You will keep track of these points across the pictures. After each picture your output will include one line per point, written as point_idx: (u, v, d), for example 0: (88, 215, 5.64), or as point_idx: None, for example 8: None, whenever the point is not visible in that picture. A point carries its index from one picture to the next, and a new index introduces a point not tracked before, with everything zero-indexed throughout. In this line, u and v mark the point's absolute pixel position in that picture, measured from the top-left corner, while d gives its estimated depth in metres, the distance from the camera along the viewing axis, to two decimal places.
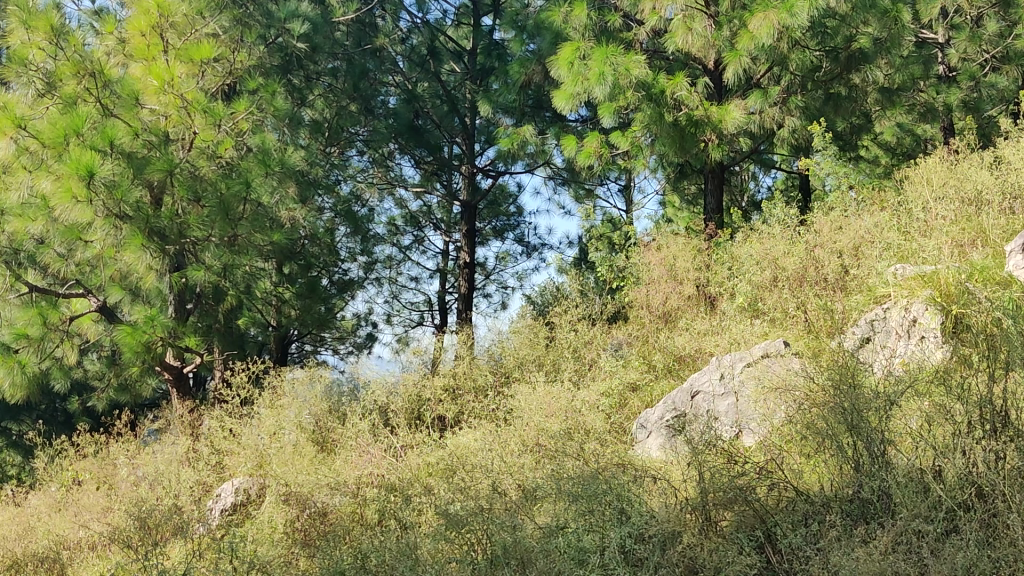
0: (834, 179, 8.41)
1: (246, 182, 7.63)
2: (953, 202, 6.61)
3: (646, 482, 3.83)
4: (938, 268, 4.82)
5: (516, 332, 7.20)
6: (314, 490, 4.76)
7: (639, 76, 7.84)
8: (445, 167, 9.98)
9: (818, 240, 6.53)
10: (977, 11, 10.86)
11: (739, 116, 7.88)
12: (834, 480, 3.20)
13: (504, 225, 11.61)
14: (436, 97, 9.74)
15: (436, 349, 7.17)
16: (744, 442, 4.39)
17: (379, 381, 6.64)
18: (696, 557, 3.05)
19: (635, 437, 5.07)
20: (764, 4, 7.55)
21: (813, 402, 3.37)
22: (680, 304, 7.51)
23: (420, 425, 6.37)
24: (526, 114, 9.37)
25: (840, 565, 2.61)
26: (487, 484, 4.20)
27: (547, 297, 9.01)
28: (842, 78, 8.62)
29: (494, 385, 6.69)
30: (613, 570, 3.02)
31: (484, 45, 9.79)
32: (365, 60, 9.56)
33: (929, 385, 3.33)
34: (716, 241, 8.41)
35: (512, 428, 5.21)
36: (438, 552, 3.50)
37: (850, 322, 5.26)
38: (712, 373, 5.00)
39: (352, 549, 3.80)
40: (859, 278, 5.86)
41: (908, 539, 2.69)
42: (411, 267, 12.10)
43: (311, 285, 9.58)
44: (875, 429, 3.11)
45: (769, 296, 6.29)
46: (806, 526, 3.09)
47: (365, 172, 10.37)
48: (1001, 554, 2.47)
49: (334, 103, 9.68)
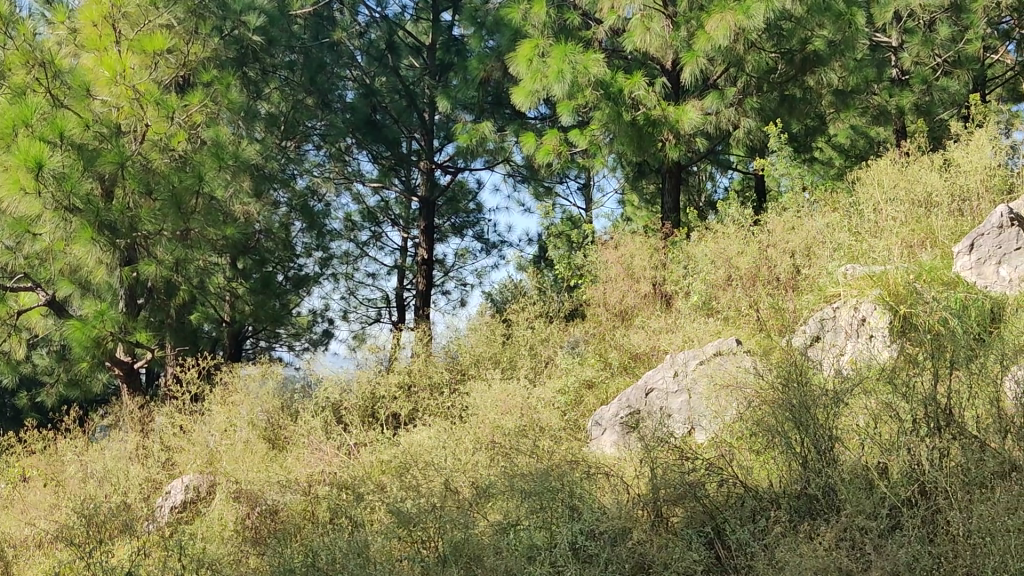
0: (788, 179, 8.51)
1: (199, 176, 7.53)
2: (902, 204, 6.74)
3: (599, 478, 3.84)
4: (886, 268, 4.90)
5: (473, 331, 7.18)
6: (265, 488, 4.70)
7: (597, 75, 7.88)
8: (403, 163, 9.89)
9: (771, 239, 6.59)
10: (930, 15, 11.03)
11: (696, 116, 7.95)
12: (783, 476, 3.24)
13: (463, 222, 11.57)
14: (393, 91, 9.63)
15: (393, 346, 7.12)
16: (696, 439, 4.40)
17: (332, 379, 6.58)
18: (646, 554, 3.05)
19: (589, 434, 5.05)
20: (720, 5, 7.63)
21: (762, 399, 3.38)
22: (636, 302, 7.56)
23: (374, 422, 6.36)
24: (484, 110, 9.36)
25: (784, 561, 2.63)
26: (439, 482, 4.18)
27: (505, 295, 8.99)
28: (797, 79, 8.73)
29: (449, 382, 6.66)
30: (563, 567, 3.02)
31: (443, 41, 9.72)
32: (322, 54, 9.52)
33: (876, 383, 3.35)
34: (673, 240, 8.44)
35: (467, 426, 5.19)
36: (388, 550, 3.49)
37: (800, 321, 5.33)
38: (666, 370, 4.98)
39: (303, 547, 3.78)
40: (810, 276, 5.93)
41: (851, 535, 2.73)
42: (367, 263, 12.02)
43: (265, 281, 9.51)
44: (822, 427, 3.14)
45: (723, 295, 6.33)
46: (754, 521, 3.12)
47: (321, 167, 10.33)
48: (941, 550, 2.51)
49: (290, 97, 9.57)
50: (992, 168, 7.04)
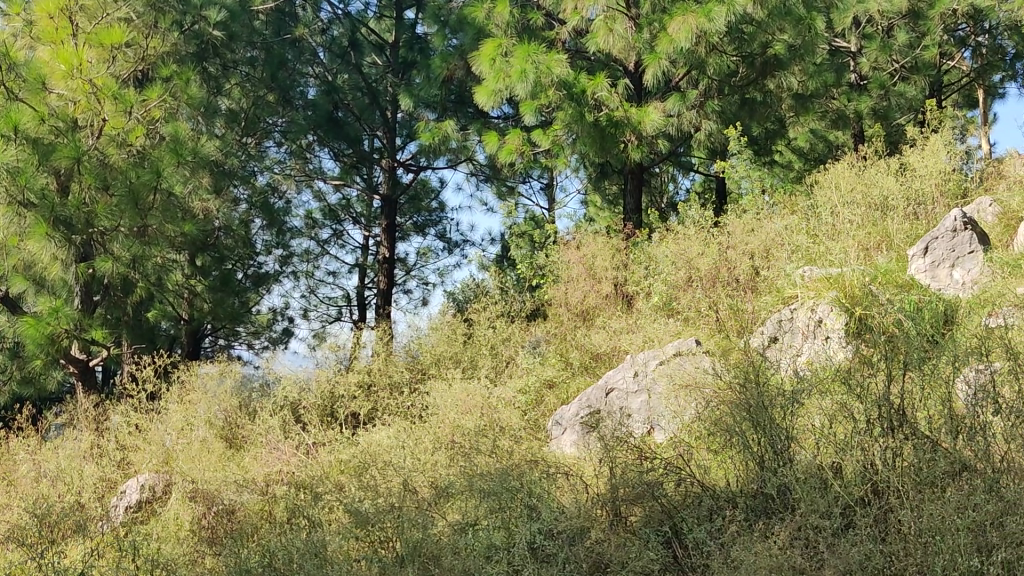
0: (748, 182, 8.59)
1: (157, 172, 7.43)
2: (859, 207, 6.84)
3: (559, 477, 3.84)
4: (843, 270, 4.96)
5: (434, 330, 7.16)
6: (221, 488, 4.65)
7: (560, 75, 7.88)
8: (365, 161, 9.84)
9: (731, 240, 6.64)
10: (888, 21, 11.19)
11: (658, 118, 7.99)
12: (739, 475, 3.27)
13: (425, 221, 11.55)
14: (356, 88, 9.57)
15: (353, 345, 7.08)
16: (655, 438, 4.41)
17: (290, 378, 6.53)
18: (603, 553, 3.06)
19: (549, 433, 5.05)
20: (683, 9, 7.69)
21: (721, 399, 3.41)
22: (597, 303, 7.59)
23: (333, 422, 6.33)
24: (447, 109, 9.35)
25: (739, 560, 2.66)
26: (398, 482, 4.16)
27: (466, 294, 8.98)
28: (757, 83, 8.86)
29: (409, 381, 6.64)
30: (521, 566, 3.03)
31: (406, 39, 9.81)
32: (283, 50, 9.35)
33: (832, 383, 3.38)
34: (635, 241, 8.48)
35: (427, 426, 5.18)
36: (345, 550, 3.47)
37: (759, 321, 5.39)
38: (627, 370, 4.99)
39: (260, 548, 3.76)
40: (768, 278, 6.00)
41: (806, 534, 2.76)
42: (328, 261, 11.95)
43: (225, 278, 9.36)
44: (779, 427, 3.18)
45: (684, 296, 6.38)
46: (711, 520, 3.15)
47: (282, 164, 10.04)
48: (893, 549, 2.56)
49: (251, 93, 9.41)
50: (946, 172, 7.17)
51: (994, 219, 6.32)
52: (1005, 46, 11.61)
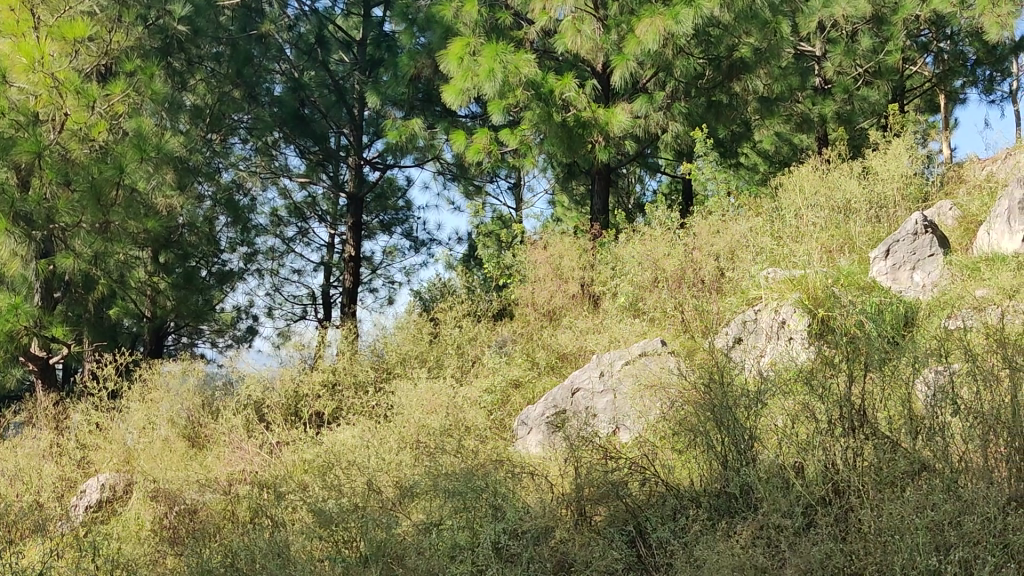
0: (714, 184, 8.65)
1: (120, 167, 7.31)
2: (822, 209, 6.91)
3: (524, 478, 3.83)
4: (805, 272, 5.00)
5: (400, 329, 7.13)
6: (183, 487, 4.60)
7: (528, 75, 7.89)
8: (332, 158, 9.79)
9: (696, 242, 6.66)
10: (852, 26, 11.33)
11: (625, 119, 8.02)
12: (702, 474, 3.29)
13: (392, 220, 11.51)
14: (322, 86, 9.34)
15: (318, 344, 7.04)
16: (620, 438, 4.42)
17: (254, 377, 6.48)
18: (568, 552, 3.08)
19: (515, 433, 5.05)
20: (650, 11, 7.72)
21: (685, 398, 3.43)
22: (564, 303, 7.61)
23: (297, 421, 6.29)
24: (415, 107, 9.34)
25: (702, 559, 2.67)
26: (362, 481, 4.15)
27: (433, 293, 8.97)
28: (723, 86, 8.93)
29: (375, 381, 6.62)
30: (485, 566, 3.03)
31: (373, 36, 9.66)
32: (249, 46, 9.20)
33: (794, 383, 3.40)
34: (601, 241, 8.52)
35: (391, 426, 5.15)
36: (308, 550, 3.46)
37: (724, 322, 5.43)
38: (592, 370, 5.00)
39: (223, 547, 3.73)
40: (733, 280, 6.05)
41: (767, 532, 2.79)
42: (294, 259, 11.88)
43: (188, 276, 9.29)
44: (743, 427, 3.20)
45: (650, 296, 6.41)
46: (675, 519, 3.17)
47: (247, 161, 10.11)
48: (853, 548, 2.58)
49: (217, 89, 9.32)
50: (907, 176, 7.27)
51: (954, 222, 6.42)
52: (966, 52, 11.79)
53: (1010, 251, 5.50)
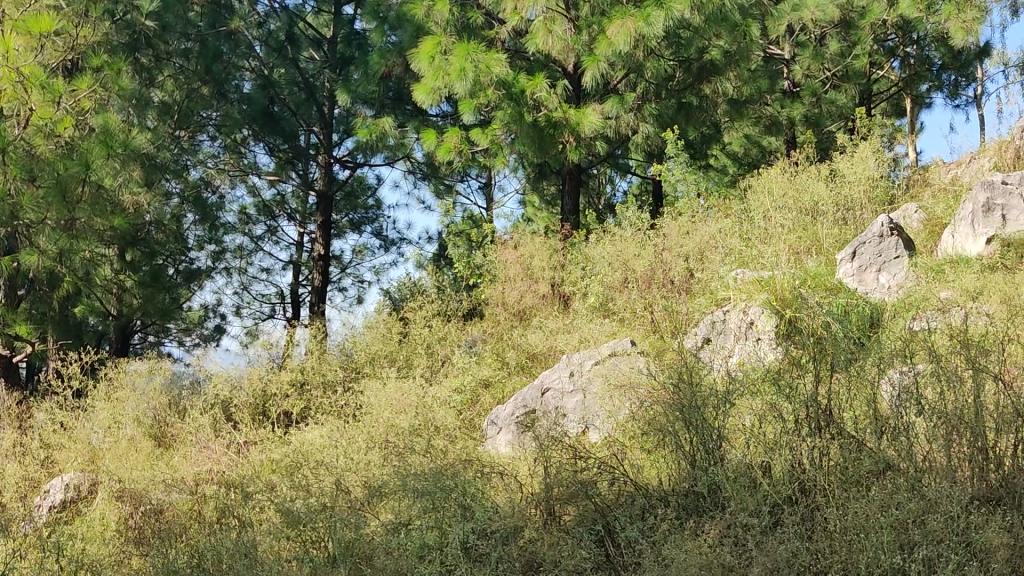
0: (684, 185, 8.70)
1: (86, 164, 7.24)
2: (791, 211, 6.97)
3: (493, 478, 3.82)
4: (773, 273, 5.04)
5: (369, 328, 7.10)
6: (149, 488, 4.55)
7: (499, 75, 7.90)
8: (301, 157, 9.73)
9: (666, 243, 6.69)
10: (820, 29, 11.43)
11: (596, 120, 8.05)
12: (671, 474, 3.31)
13: (362, 218, 11.47)
14: (292, 84, 9.48)
15: (286, 343, 7.00)
16: (589, 438, 4.43)
17: (221, 376, 6.42)
18: (536, 552, 3.08)
19: (485, 433, 5.05)
20: (621, 12, 7.74)
21: (655, 399, 3.44)
22: (534, 303, 7.62)
23: (265, 421, 6.26)
24: (385, 106, 9.32)
25: (671, 558, 2.69)
26: (329, 481, 4.13)
27: (403, 293, 8.95)
28: (693, 88, 8.98)
29: (343, 380, 6.59)
30: (453, 566, 3.03)
31: (344, 34, 9.69)
32: (218, 43, 8.95)
33: (762, 384, 3.43)
34: (572, 241, 8.53)
35: (360, 426, 5.14)
36: (275, 550, 3.45)
37: (693, 323, 5.46)
38: (562, 370, 5.00)
39: (188, 548, 3.71)
40: (702, 281, 6.08)
41: (734, 532, 2.81)
42: (262, 258, 11.79)
43: (155, 273, 9.14)
44: (711, 426, 3.22)
45: (620, 296, 6.44)
46: (643, 519, 3.19)
47: (216, 159, 9.94)
48: (819, 547, 2.61)
49: (184, 86, 8.99)
50: (874, 179, 7.35)
51: (919, 225, 6.49)
52: (932, 57, 11.94)
53: (974, 254, 5.54)
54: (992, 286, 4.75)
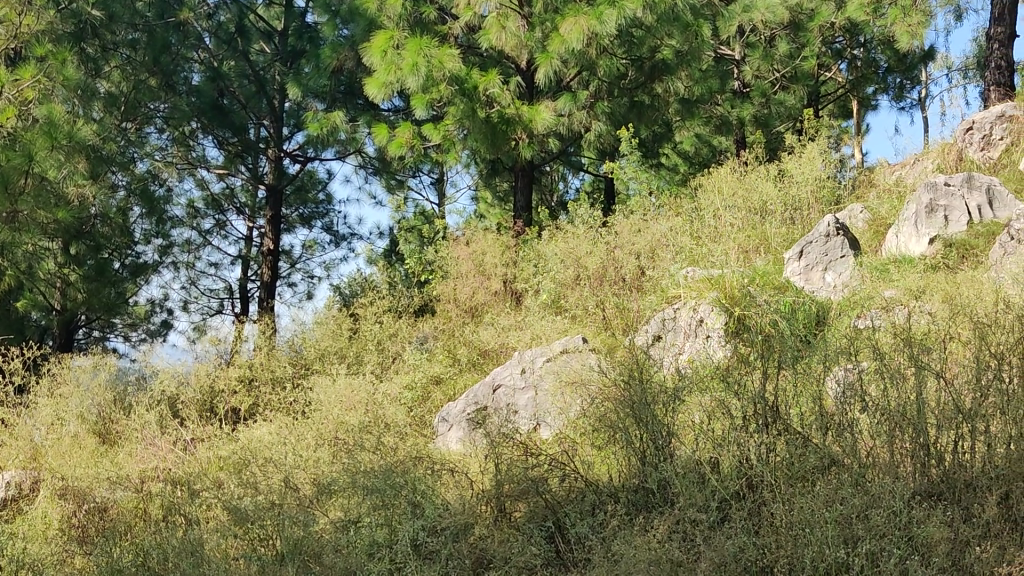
0: (636, 183, 8.76)
1: (29, 156, 7.25)
2: (740, 211, 7.06)
3: (443, 474, 3.80)
4: (723, 271, 5.09)
5: (318, 324, 7.05)
6: (93, 485, 4.47)
7: (452, 70, 7.85)
8: (251, 150, 9.59)
9: (618, 241, 6.73)
10: (770, 31, 11.58)
11: (549, 117, 8.08)
12: (621, 471, 3.33)
13: (312, 213, 11.37)
14: (242, 76, 9.23)
15: (234, 339, 6.92)
16: (540, 435, 4.45)
17: (168, 372, 6.32)
18: (486, 549, 3.08)
19: (435, 430, 5.03)
20: (575, 10, 7.77)
21: (606, 396, 3.46)
22: (486, 299, 7.62)
23: (212, 417, 6.19)
24: (337, 100, 9.25)
25: (620, 554, 2.70)
26: (278, 478, 4.10)
27: (353, 289, 8.88)
28: (645, 87, 9.05)
29: (293, 376, 6.55)
30: (403, 563, 3.02)
31: (296, 27, 9.55)
32: (167, 34, 8.69)
33: (711, 380, 3.46)
34: (524, 238, 8.55)
35: (309, 422, 5.11)
36: (222, 549, 3.41)
37: (643, 320, 5.50)
38: (513, 367, 5.01)
39: (133, 546, 3.65)
40: (653, 278, 6.12)
41: (683, 527, 2.83)
42: (210, 252, 11.64)
43: (100, 267, 9.05)
44: (660, 422, 3.25)
45: (571, 293, 6.46)
46: (593, 515, 3.21)
47: (163, 151, 9.55)
48: (766, 541, 2.64)
49: (131, 77, 8.76)
50: (822, 179, 7.46)
51: (865, 225, 6.60)
52: (878, 60, 12.15)
53: (917, 254, 5.65)
54: (934, 284, 4.84)
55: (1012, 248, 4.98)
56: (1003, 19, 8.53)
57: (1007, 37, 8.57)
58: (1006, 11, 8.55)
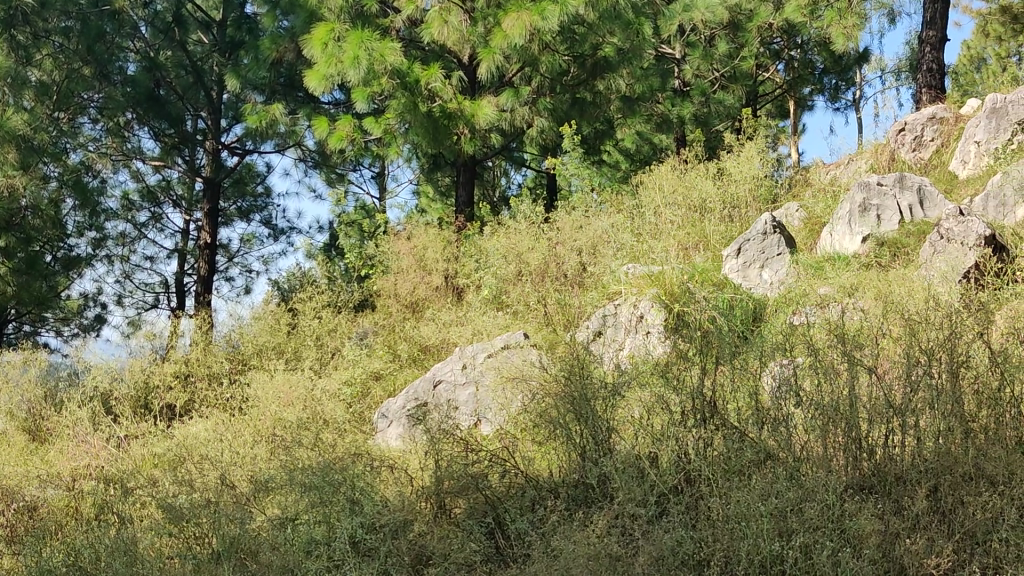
0: (578, 180, 8.80)
1: None
2: (680, 208, 7.15)
3: (383, 471, 3.78)
4: (663, 268, 5.14)
5: (256, 319, 6.97)
6: (22, 484, 4.36)
7: (394, 63, 7.78)
8: (188, 142, 9.41)
9: (559, 237, 6.76)
10: (710, 31, 11.72)
11: (491, 112, 8.11)
12: (562, 466, 3.35)
13: (250, 207, 11.24)
14: (179, 67, 8.97)
15: (170, 334, 6.81)
16: (481, 431, 4.45)
17: (102, 367, 6.17)
18: (426, 545, 3.07)
19: (375, 426, 5.00)
20: (517, 5, 7.77)
21: (546, 392, 3.47)
22: (427, 295, 7.57)
23: (147, 414, 6.07)
24: (277, 92, 9.17)
25: (560, 549, 2.71)
26: (214, 475, 4.04)
27: (291, 283, 8.78)
28: (587, 84, 9.13)
29: (230, 372, 6.47)
30: (341, 562, 3.00)
31: (234, 18, 9.42)
32: (101, 22, 8.40)
33: (651, 376, 3.49)
34: (466, 233, 8.54)
35: (246, 420, 5.07)
36: (156, 548, 3.37)
37: (584, 317, 5.52)
38: (454, 363, 5.00)
39: (63, 546, 3.57)
40: (595, 274, 6.15)
41: (622, 522, 2.85)
42: (145, 245, 11.42)
43: (31, 261, 9.29)
44: (600, 418, 3.27)
45: (513, 289, 6.48)
46: (533, 510, 3.22)
47: (97, 142, 9.26)
48: (703, 534, 2.67)
49: (64, 65, 8.49)
50: (760, 177, 7.56)
51: (800, 223, 6.74)
52: (815, 61, 12.38)
53: (851, 253, 5.77)
54: (867, 282, 4.93)
55: (942, 247, 5.05)
56: (934, 23, 8.75)
57: (938, 39, 8.79)
58: (937, 15, 8.77)
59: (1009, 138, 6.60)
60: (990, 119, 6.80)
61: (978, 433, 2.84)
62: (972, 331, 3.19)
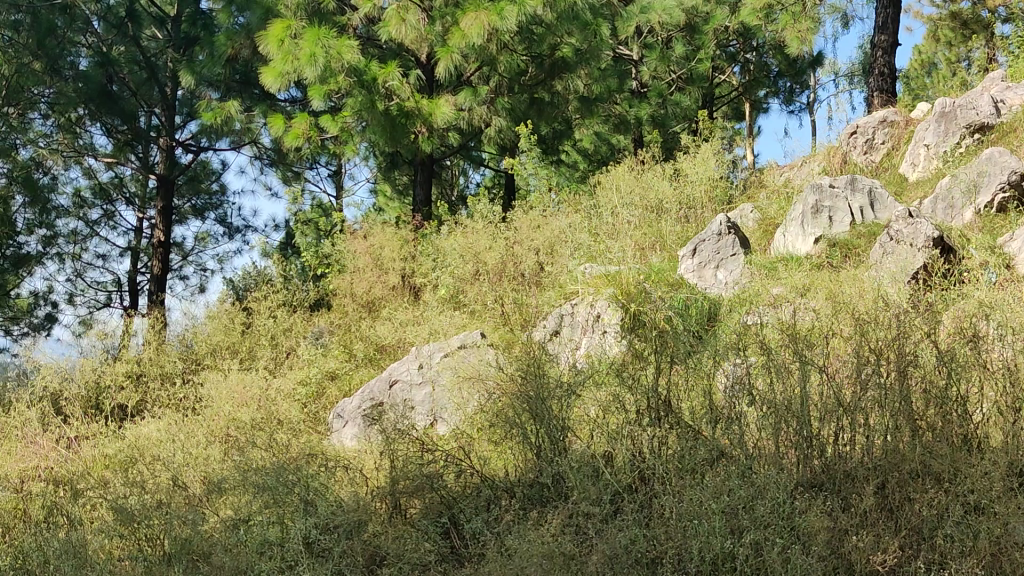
0: (535, 179, 8.82)
1: None
2: (636, 208, 7.20)
3: (338, 471, 3.76)
4: (619, 267, 5.16)
5: (211, 318, 6.91)
6: None
7: (350, 61, 7.74)
8: (141, 138, 9.28)
9: (517, 236, 6.78)
10: (667, 33, 11.81)
11: (448, 111, 8.10)
12: (518, 465, 3.36)
13: (205, 205, 11.12)
14: (132, 62, 8.77)
15: (123, 334, 6.73)
16: (437, 430, 4.45)
17: (51, 367, 6.05)
18: (380, 546, 3.06)
19: (330, 426, 4.98)
20: (475, 4, 7.77)
21: (503, 391, 3.48)
22: (383, 294, 7.54)
23: (98, 414, 5.99)
24: (232, 88, 9.01)
25: (513, 548, 2.72)
26: (166, 476, 4.00)
27: (246, 282, 8.69)
28: (546, 84, 9.19)
29: (183, 372, 6.41)
30: (293, 562, 2.99)
31: (189, 13, 9.23)
32: (53, 16, 8.28)
33: (607, 376, 3.51)
34: (422, 232, 8.50)
35: (199, 420, 5.02)
36: (107, 550, 3.34)
37: (540, 316, 5.54)
38: (410, 363, 4.98)
39: (10, 549, 3.52)
40: (551, 274, 6.18)
41: (575, 521, 2.87)
42: (98, 243, 11.24)
43: None
44: (555, 417, 3.28)
45: (469, 288, 6.48)
46: (488, 510, 3.22)
47: (48, 138, 9.24)
48: (656, 533, 2.70)
49: (13, 59, 8.38)
50: (716, 179, 7.64)
51: (755, 225, 6.81)
52: (770, 64, 12.52)
53: (803, 253, 5.87)
54: (818, 282, 5.00)
55: (892, 248, 5.12)
56: (886, 28, 8.89)
57: (889, 44, 8.93)
58: (888, 20, 8.91)
59: (957, 142, 6.77)
60: (939, 123, 6.94)
61: (926, 431, 2.88)
62: (920, 331, 3.24)
